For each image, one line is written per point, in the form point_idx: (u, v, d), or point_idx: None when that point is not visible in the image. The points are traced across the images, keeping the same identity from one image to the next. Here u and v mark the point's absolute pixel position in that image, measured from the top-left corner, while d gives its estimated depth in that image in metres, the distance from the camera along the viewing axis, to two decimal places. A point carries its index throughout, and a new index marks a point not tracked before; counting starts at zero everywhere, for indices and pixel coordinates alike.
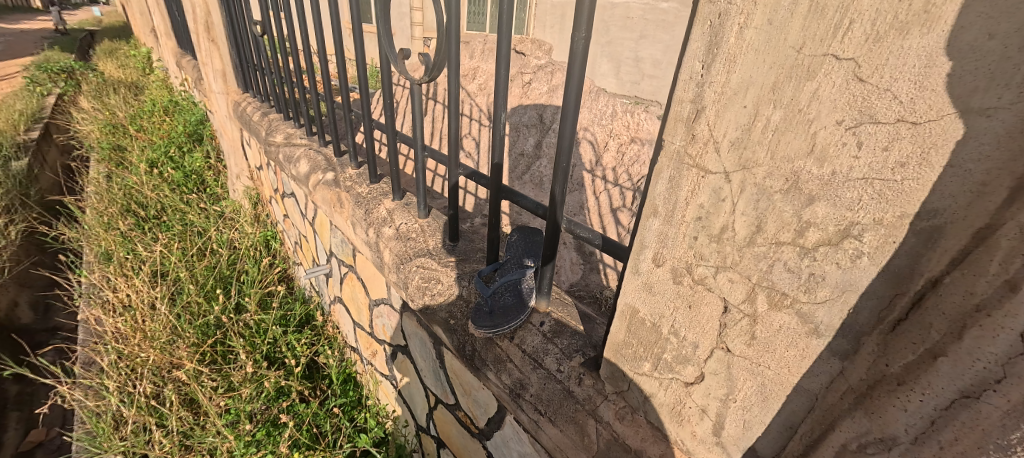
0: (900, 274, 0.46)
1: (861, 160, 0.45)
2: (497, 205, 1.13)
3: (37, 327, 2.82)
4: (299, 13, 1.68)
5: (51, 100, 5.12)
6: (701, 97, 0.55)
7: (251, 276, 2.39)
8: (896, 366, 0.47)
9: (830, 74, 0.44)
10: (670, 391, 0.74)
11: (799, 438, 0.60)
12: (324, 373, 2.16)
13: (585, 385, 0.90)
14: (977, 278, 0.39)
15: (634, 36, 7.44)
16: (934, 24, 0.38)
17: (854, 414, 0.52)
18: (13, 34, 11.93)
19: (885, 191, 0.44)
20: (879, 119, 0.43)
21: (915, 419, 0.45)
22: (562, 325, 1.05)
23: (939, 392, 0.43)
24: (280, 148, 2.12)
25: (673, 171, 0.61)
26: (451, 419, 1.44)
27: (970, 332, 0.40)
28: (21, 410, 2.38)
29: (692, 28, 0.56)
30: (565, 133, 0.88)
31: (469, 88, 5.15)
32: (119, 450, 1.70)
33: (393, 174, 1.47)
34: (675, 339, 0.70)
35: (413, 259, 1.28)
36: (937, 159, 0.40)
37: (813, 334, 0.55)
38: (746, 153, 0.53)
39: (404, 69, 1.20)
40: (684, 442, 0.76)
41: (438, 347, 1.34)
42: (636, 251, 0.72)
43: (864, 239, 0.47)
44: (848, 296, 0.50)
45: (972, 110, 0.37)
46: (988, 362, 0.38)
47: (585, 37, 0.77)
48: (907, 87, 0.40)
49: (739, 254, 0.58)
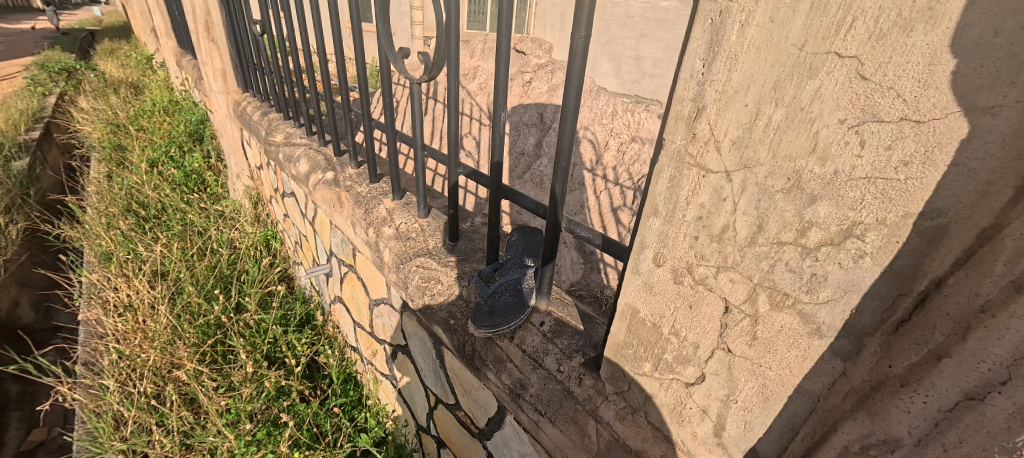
0: (904, 274, 0.46)
1: (863, 159, 0.45)
2: (496, 205, 1.12)
3: (38, 327, 2.82)
4: (298, 11, 1.66)
5: (53, 100, 5.13)
6: (702, 95, 0.55)
7: (252, 276, 2.39)
8: (898, 368, 0.46)
9: (833, 72, 0.44)
10: (670, 391, 0.74)
11: (800, 440, 0.59)
12: (324, 373, 2.15)
13: (585, 385, 0.90)
14: (982, 279, 0.38)
15: (634, 34, 7.44)
16: (938, 21, 0.37)
17: (857, 415, 0.51)
18: (13, 33, 11.94)
19: (888, 190, 0.44)
20: (883, 117, 0.42)
21: (919, 421, 0.44)
22: (562, 325, 1.05)
23: (942, 394, 0.42)
24: (280, 147, 2.12)
25: (674, 170, 0.61)
26: (451, 419, 1.44)
27: (974, 333, 0.39)
28: (23, 410, 2.38)
29: (692, 26, 0.55)
30: (565, 133, 0.88)
31: (469, 87, 5.14)
32: (120, 450, 1.70)
33: (393, 173, 1.46)
34: (676, 339, 0.70)
35: (413, 258, 1.28)
36: (941, 158, 0.40)
37: (815, 335, 0.54)
38: (748, 152, 0.53)
39: (403, 68, 1.19)
40: (685, 444, 0.75)
41: (438, 347, 1.34)
42: (636, 251, 0.72)
43: (867, 239, 0.47)
44: (851, 297, 0.50)
45: (977, 108, 0.37)
46: (992, 364, 0.38)
47: (585, 36, 0.77)
48: (910, 86, 0.40)
49: (740, 254, 0.57)
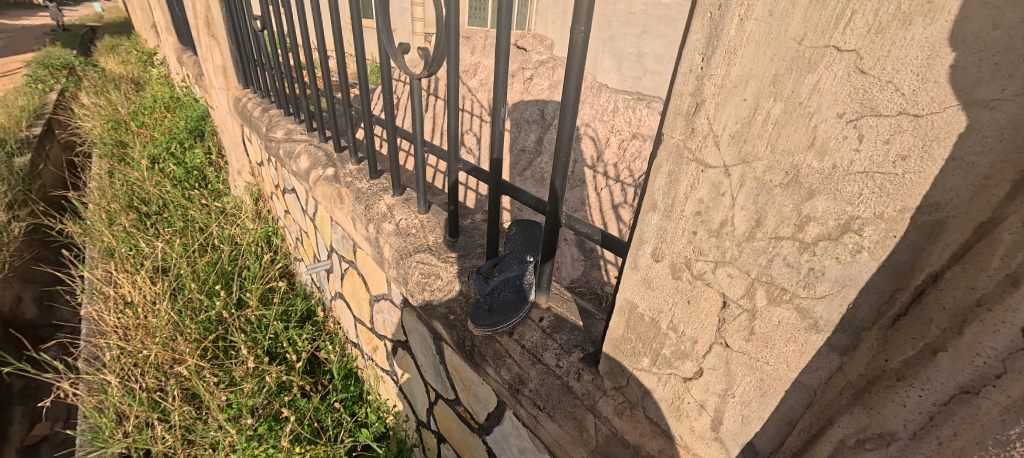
0: (901, 268, 0.46)
1: (862, 153, 0.45)
2: (496, 201, 1.11)
3: (41, 322, 2.84)
4: (298, 8, 1.64)
5: (54, 96, 5.17)
6: (701, 90, 0.54)
7: (253, 271, 2.40)
8: (895, 361, 0.46)
9: (832, 66, 0.44)
10: (668, 386, 0.74)
11: (796, 434, 0.60)
12: (326, 369, 2.17)
13: (584, 380, 0.90)
14: (978, 273, 0.38)
15: (636, 31, 7.52)
16: (938, 14, 0.37)
17: (852, 409, 0.51)
18: (15, 30, 12.01)
19: (886, 185, 0.44)
20: (880, 112, 0.42)
21: (914, 414, 0.44)
22: (561, 320, 1.05)
23: (937, 388, 0.42)
24: (280, 144, 2.12)
25: (673, 164, 0.61)
26: (450, 414, 1.45)
27: (971, 327, 0.39)
28: (26, 404, 2.41)
29: (692, 21, 0.55)
30: (565, 127, 0.87)
31: (469, 83, 5.14)
32: (123, 445, 1.71)
33: (393, 170, 1.45)
34: (674, 335, 0.70)
35: (413, 255, 1.30)
36: (940, 151, 0.40)
37: (812, 329, 0.54)
38: (747, 146, 0.53)
39: (403, 63, 1.17)
40: (683, 438, 0.76)
41: (438, 342, 1.34)
42: (635, 247, 0.71)
43: (864, 233, 0.47)
44: (847, 291, 0.50)
45: (975, 102, 0.37)
46: (988, 358, 0.38)
47: (585, 30, 0.76)
48: (908, 80, 0.40)
49: (739, 249, 0.57)
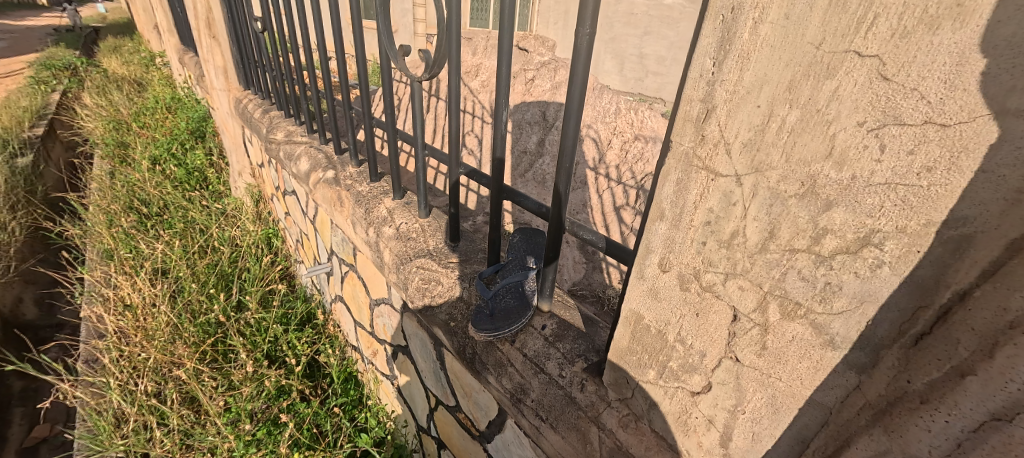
0: (925, 284, 0.43)
1: (883, 164, 0.42)
2: (497, 205, 1.09)
3: (41, 323, 2.84)
4: (298, 8, 1.61)
5: (57, 96, 5.20)
6: (712, 96, 0.52)
7: (254, 273, 2.38)
8: (918, 383, 0.45)
9: (852, 72, 0.41)
10: (675, 400, 0.72)
11: (811, 453, 0.57)
12: (325, 373, 2.14)
13: (587, 391, 0.87)
14: (1012, 293, 0.36)
15: (637, 32, 7.55)
16: (967, 20, 0.34)
17: (872, 431, 0.50)
18: (18, 30, 12.07)
19: (910, 198, 0.41)
20: (904, 121, 0.40)
21: (940, 440, 0.43)
22: (564, 328, 1.03)
23: (965, 414, 0.40)
24: (280, 145, 2.10)
25: (681, 172, 0.59)
26: (451, 420, 1.43)
27: (1003, 350, 0.37)
28: (26, 407, 2.40)
29: (702, 24, 0.53)
30: (569, 131, 0.84)
31: (471, 84, 5.13)
32: (119, 449, 1.69)
33: (393, 173, 1.43)
34: (682, 348, 0.68)
35: (413, 259, 1.27)
36: (968, 164, 0.37)
37: (828, 346, 0.52)
38: (760, 155, 0.51)
39: (403, 64, 1.15)
40: (689, 453, 0.73)
41: (439, 348, 1.32)
42: (642, 256, 0.69)
43: (885, 248, 0.45)
44: (867, 308, 0.48)
45: (1008, 111, 0.34)
46: (1020, 383, 0.36)
47: (589, 33, 0.73)
48: (935, 88, 0.37)
49: (750, 261, 0.55)
